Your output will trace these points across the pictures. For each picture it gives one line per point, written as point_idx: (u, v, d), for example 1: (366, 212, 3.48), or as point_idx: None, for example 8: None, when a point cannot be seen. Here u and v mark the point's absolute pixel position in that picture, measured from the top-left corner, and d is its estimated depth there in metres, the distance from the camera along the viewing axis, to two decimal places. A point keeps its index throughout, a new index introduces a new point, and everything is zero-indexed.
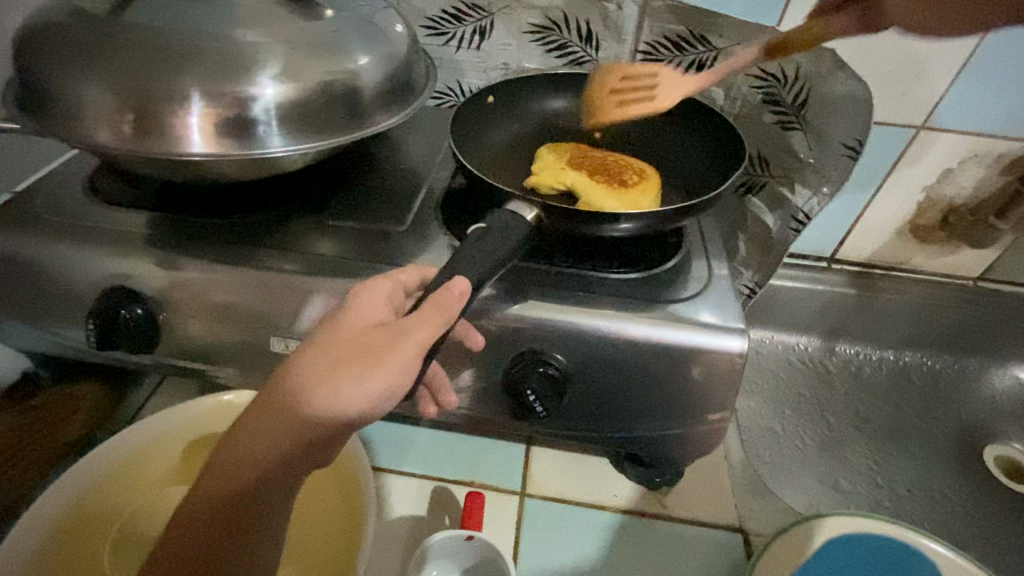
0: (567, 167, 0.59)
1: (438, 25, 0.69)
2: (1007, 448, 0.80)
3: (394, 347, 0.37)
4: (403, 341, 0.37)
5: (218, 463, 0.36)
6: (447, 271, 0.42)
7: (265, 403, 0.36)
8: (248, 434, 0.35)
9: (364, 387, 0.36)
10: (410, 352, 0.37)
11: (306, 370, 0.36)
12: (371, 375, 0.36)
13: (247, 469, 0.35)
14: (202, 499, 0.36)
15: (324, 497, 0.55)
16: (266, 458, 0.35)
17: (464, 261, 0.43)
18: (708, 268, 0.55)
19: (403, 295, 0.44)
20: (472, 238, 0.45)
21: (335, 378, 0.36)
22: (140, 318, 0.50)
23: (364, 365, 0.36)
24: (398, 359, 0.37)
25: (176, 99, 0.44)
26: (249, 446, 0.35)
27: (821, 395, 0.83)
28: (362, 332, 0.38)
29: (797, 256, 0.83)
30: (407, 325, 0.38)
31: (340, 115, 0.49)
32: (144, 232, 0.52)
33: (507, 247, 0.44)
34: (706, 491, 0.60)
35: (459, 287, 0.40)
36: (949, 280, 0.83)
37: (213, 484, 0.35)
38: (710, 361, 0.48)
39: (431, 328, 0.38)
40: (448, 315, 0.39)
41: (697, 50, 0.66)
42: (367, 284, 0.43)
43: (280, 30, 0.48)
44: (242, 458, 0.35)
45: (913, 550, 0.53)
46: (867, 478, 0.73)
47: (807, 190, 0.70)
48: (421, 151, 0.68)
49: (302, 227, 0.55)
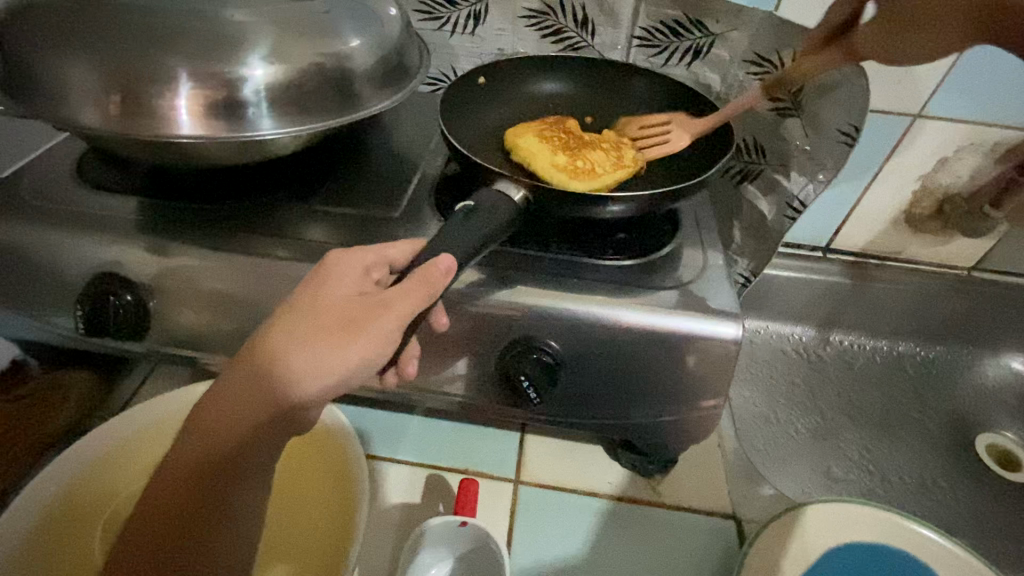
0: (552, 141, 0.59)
1: (432, 10, 0.68)
2: (999, 437, 0.80)
3: (374, 320, 0.37)
4: (383, 313, 0.37)
5: (196, 434, 0.36)
6: (435, 251, 0.42)
7: (241, 376, 0.36)
8: (228, 404, 0.35)
9: (342, 359, 0.36)
10: (391, 324, 0.37)
11: (283, 341, 0.36)
12: (349, 345, 0.36)
13: (227, 439, 0.35)
14: (180, 472, 0.36)
15: (312, 476, 0.55)
16: (244, 428, 0.35)
17: (449, 239, 0.42)
18: (703, 256, 0.55)
19: (388, 271, 0.44)
20: (462, 218, 0.44)
21: (314, 349, 0.36)
22: (129, 304, 0.49)
23: (343, 335, 0.36)
24: (378, 331, 0.37)
25: (163, 80, 0.43)
26: (229, 418, 0.35)
27: (815, 383, 0.83)
28: (343, 305, 0.38)
29: (793, 245, 0.83)
30: (386, 298, 0.38)
31: (332, 97, 0.48)
32: (133, 218, 0.52)
33: (491, 228, 0.44)
34: (698, 477, 0.60)
35: (444, 263, 0.39)
36: (943, 270, 0.84)
37: (193, 457, 0.35)
38: (704, 347, 0.48)
39: (412, 303, 0.38)
40: (431, 289, 0.38)
41: (694, 36, 0.65)
42: (347, 253, 0.42)
43: (270, 10, 0.47)
44: (221, 430, 0.35)
45: (904, 535, 0.53)
46: (859, 466, 0.73)
47: (804, 177, 0.68)
48: (414, 138, 0.67)
49: (293, 213, 0.55)
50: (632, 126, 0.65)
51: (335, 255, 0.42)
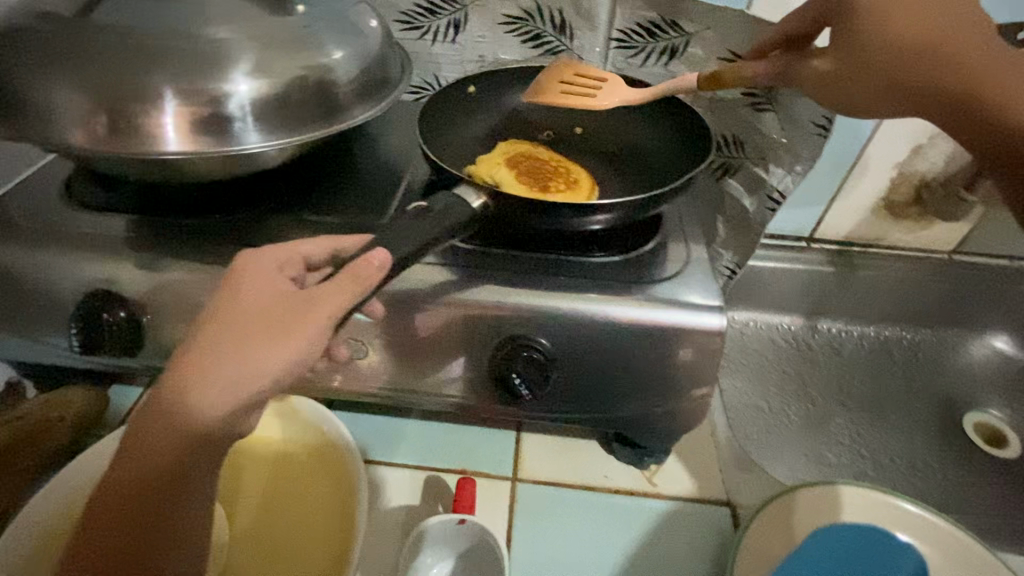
0: (505, 166, 0.61)
1: (412, 20, 0.69)
2: (984, 416, 0.82)
3: (300, 319, 0.37)
4: (311, 312, 0.37)
5: (133, 446, 0.35)
6: (393, 256, 0.41)
7: (176, 376, 0.35)
8: (164, 414, 0.34)
9: (276, 355, 0.36)
10: (318, 323, 0.37)
11: (212, 338, 0.35)
12: (274, 346, 0.36)
13: (177, 439, 0.34)
14: (130, 474, 0.34)
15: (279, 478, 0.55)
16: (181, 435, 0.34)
17: (404, 236, 0.43)
18: (686, 250, 0.56)
19: (304, 267, 0.43)
20: (436, 223, 0.44)
21: (245, 344, 0.35)
22: (123, 321, 0.50)
23: (270, 336, 0.36)
24: (303, 330, 0.37)
25: (149, 99, 0.44)
26: (181, 417, 0.34)
27: (804, 371, 0.85)
28: (264, 305, 0.37)
29: (777, 235, 0.85)
30: (317, 292, 0.38)
31: (315, 109, 0.49)
32: (124, 235, 0.52)
33: (449, 222, 0.45)
34: (693, 467, 0.61)
35: (377, 258, 0.39)
36: (925, 254, 0.86)
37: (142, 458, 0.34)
38: (690, 339, 0.49)
39: (343, 299, 0.38)
40: (366, 285, 0.38)
41: (669, 36, 0.67)
42: (259, 254, 0.41)
43: (251, 26, 0.48)
44: (160, 439, 0.34)
45: (886, 512, 0.54)
46: (851, 450, 0.74)
47: (782, 169, 0.69)
48: (400, 146, 0.68)
49: (285, 225, 0.55)
50: (568, 70, 0.60)
51: (241, 258, 0.41)
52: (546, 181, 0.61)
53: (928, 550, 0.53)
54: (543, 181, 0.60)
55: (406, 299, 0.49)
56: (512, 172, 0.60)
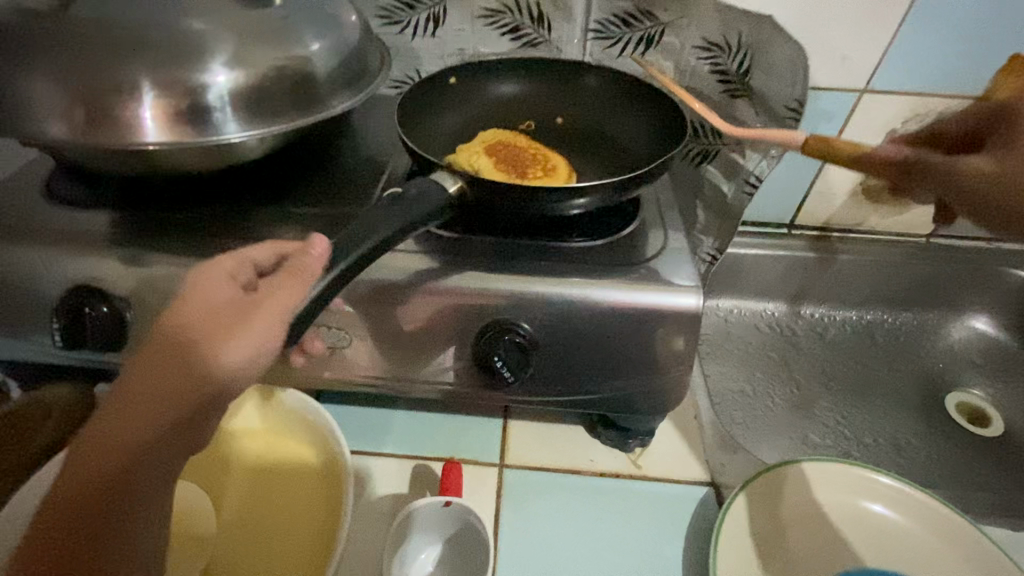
0: (483, 155, 0.62)
1: (392, 14, 0.70)
2: (967, 394, 0.82)
3: (254, 317, 0.36)
4: (264, 309, 0.37)
5: (84, 451, 0.33)
6: (359, 248, 0.42)
7: (129, 380, 0.33)
8: (117, 416, 0.32)
9: (227, 357, 0.34)
10: (274, 320, 0.36)
11: (161, 344, 0.34)
12: (228, 346, 0.34)
13: (136, 433, 0.32)
14: (78, 480, 0.32)
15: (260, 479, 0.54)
16: (134, 438, 0.32)
17: (383, 223, 0.44)
18: (664, 237, 0.57)
19: (254, 270, 0.42)
20: (410, 206, 0.45)
21: (194, 349, 0.34)
22: (105, 315, 0.50)
23: (222, 336, 0.35)
24: (259, 328, 0.36)
25: (128, 91, 0.44)
26: (132, 418, 0.32)
27: (789, 356, 0.85)
28: (216, 306, 0.36)
29: (756, 223, 0.87)
30: (268, 292, 0.37)
31: (294, 100, 0.50)
32: (106, 231, 0.52)
33: (422, 210, 0.45)
34: (679, 449, 0.61)
35: (319, 248, 0.40)
36: (903, 238, 0.88)
37: (100, 452, 0.32)
38: (670, 319, 0.50)
39: (294, 292, 0.38)
40: (308, 277, 0.39)
41: (645, 25, 0.68)
42: (208, 263, 0.40)
43: (228, 18, 0.48)
44: (112, 443, 0.32)
45: (864, 485, 0.56)
46: (836, 431, 0.75)
47: (758, 153, 0.70)
48: (382, 139, 0.68)
49: (267, 217, 0.56)
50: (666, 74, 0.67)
51: (194, 270, 0.40)
52: (522, 168, 0.61)
53: (909, 522, 0.54)
54: (519, 168, 0.61)
55: (388, 285, 0.50)
56: (490, 161, 0.61)
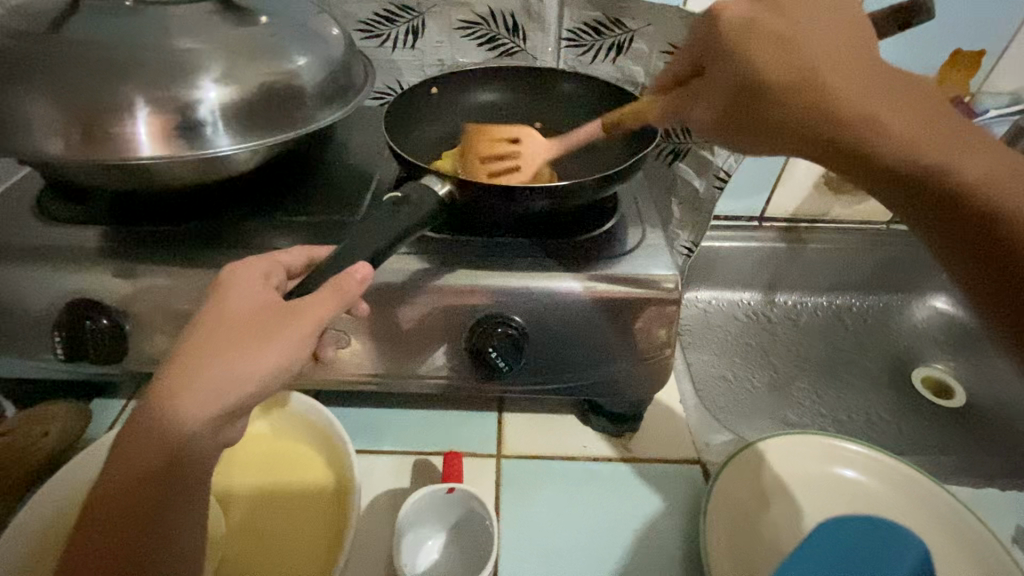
0: (479, 162, 0.63)
1: (372, 28, 0.72)
2: (932, 369, 0.88)
3: (284, 328, 0.40)
4: (294, 320, 0.40)
5: (130, 443, 0.37)
6: (359, 248, 0.45)
7: (171, 378, 0.38)
8: (162, 411, 0.37)
9: (260, 361, 0.39)
10: (302, 330, 0.40)
11: (199, 348, 0.39)
12: (261, 352, 0.39)
13: (180, 426, 0.37)
14: (127, 469, 0.37)
15: (266, 471, 0.56)
16: (179, 432, 0.37)
17: (379, 230, 0.46)
18: (643, 231, 0.60)
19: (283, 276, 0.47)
20: (400, 210, 0.48)
21: (230, 353, 0.39)
22: (106, 328, 0.51)
23: (256, 344, 0.39)
24: (288, 337, 0.40)
25: (123, 109, 0.46)
26: (176, 414, 0.37)
27: (765, 342, 0.90)
28: (248, 314, 0.41)
29: (729, 217, 0.92)
30: (297, 303, 0.41)
31: (283, 112, 0.52)
32: (101, 244, 0.53)
33: (417, 215, 0.48)
34: (666, 431, 0.64)
35: (360, 272, 0.42)
36: (866, 225, 0.93)
37: (146, 445, 0.37)
38: (650, 306, 0.53)
39: (328, 309, 0.41)
40: (347, 298, 0.42)
41: (614, 33, 0.71)
42: (240, 268, 0.45)
43: (217, 37, 0.50)
44: (158, 436, 0.37)
45: (836, 454, 0.60)
46: (812, 410, 0.80)
47: (725, 150, 0.73)
48: (368, 149, 0.71)
49: (260, 226, 0.58)
50: (483, 140, 0.65)
51: (229, 269, 0.44)
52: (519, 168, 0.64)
53: (880, 487, 0.58)
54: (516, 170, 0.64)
55: (382, 286, 0.52)
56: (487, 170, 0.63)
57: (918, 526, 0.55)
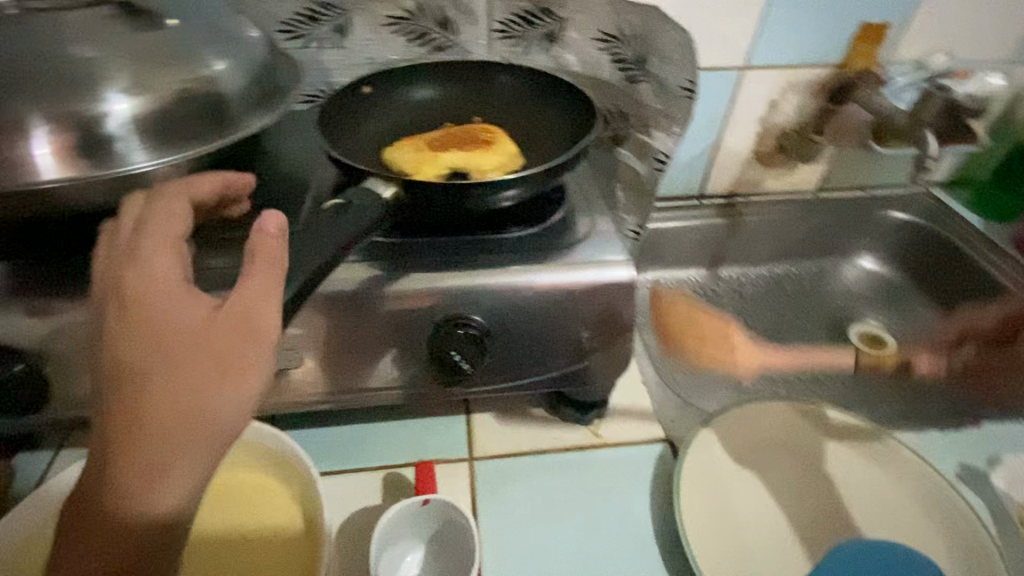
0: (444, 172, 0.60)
1: (294, 28, 0.69)
2: (866, 325, 0.94)
3: (241, 347, 0.37)
4: (246, 333, 0.37)
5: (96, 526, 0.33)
6: (302, 260, 0.42)
7: (122, 444, 0.33)
8: (126, 483, 0.33)
9: (228, 396, 0.36)
10: (263, 344, 0.37)
11: (146, 402, 0.34)
12: (226, 386, 0.36)
13: (154, 493, 0.34)
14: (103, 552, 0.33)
15: (233, 505, 0.53)
16: (154, 499, 0.34)
17: (323, 238, 0.44)
18: (593, 218, 0.60)
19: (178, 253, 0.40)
20: (344, 216, 0.46)
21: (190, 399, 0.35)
22: (20, 374, 0.46)
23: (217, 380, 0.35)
24: (250, 357, 0.37)
25: (16, 129, 0.41)
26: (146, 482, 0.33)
27: (715, 315, 0.93)
28: (185, 338, 0.36)
29: (671, 196, 0.95)
30: (238, 305, 0.37)
31: (204, 121, 0.48)
32: (5, 282, 0.48)
33: (364, 219, 0.46)
34: (632, 413, 0.65)
35: (273, 222, 0.41)
36: (795, 195, 0.99)
37: (117, 521, 0.33)
38: (606, 292, 0.53)
39: (268, 284, 0.39)
40: (281, 265, 0.40)
41: (546, 23, 0.71)
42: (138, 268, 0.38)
43: (120, 43, 0.46)
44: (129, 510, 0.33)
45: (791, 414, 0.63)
46: (764, 376, 0.83)
47: (663, 133, 0.76)
48: (302, 155, 0.67)
49: (191, 246, 0.53)
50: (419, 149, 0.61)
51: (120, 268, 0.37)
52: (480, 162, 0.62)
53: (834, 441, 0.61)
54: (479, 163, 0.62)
55: (332, 299, 0.50)
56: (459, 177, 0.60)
57: (868, 478, 0.59)
